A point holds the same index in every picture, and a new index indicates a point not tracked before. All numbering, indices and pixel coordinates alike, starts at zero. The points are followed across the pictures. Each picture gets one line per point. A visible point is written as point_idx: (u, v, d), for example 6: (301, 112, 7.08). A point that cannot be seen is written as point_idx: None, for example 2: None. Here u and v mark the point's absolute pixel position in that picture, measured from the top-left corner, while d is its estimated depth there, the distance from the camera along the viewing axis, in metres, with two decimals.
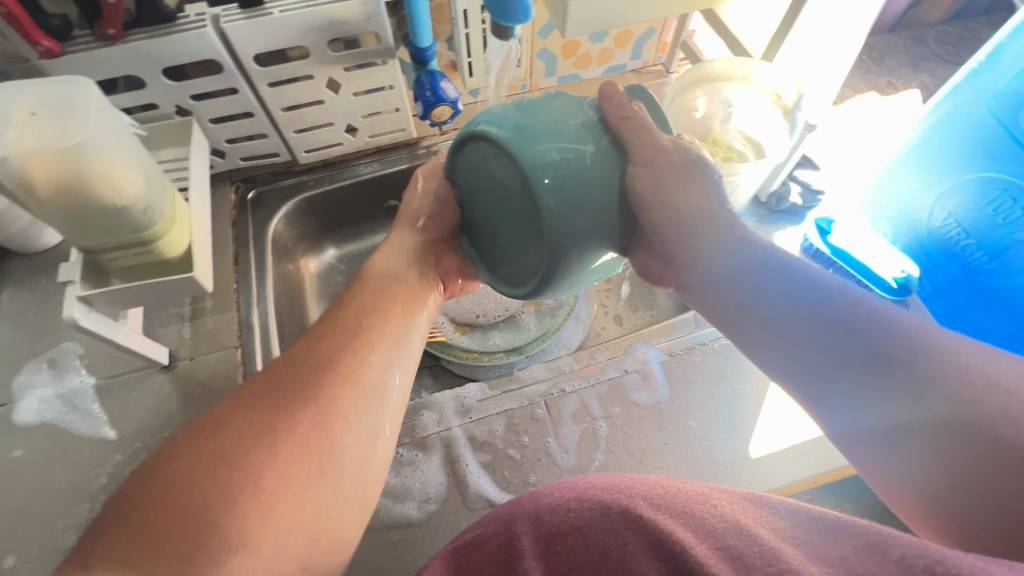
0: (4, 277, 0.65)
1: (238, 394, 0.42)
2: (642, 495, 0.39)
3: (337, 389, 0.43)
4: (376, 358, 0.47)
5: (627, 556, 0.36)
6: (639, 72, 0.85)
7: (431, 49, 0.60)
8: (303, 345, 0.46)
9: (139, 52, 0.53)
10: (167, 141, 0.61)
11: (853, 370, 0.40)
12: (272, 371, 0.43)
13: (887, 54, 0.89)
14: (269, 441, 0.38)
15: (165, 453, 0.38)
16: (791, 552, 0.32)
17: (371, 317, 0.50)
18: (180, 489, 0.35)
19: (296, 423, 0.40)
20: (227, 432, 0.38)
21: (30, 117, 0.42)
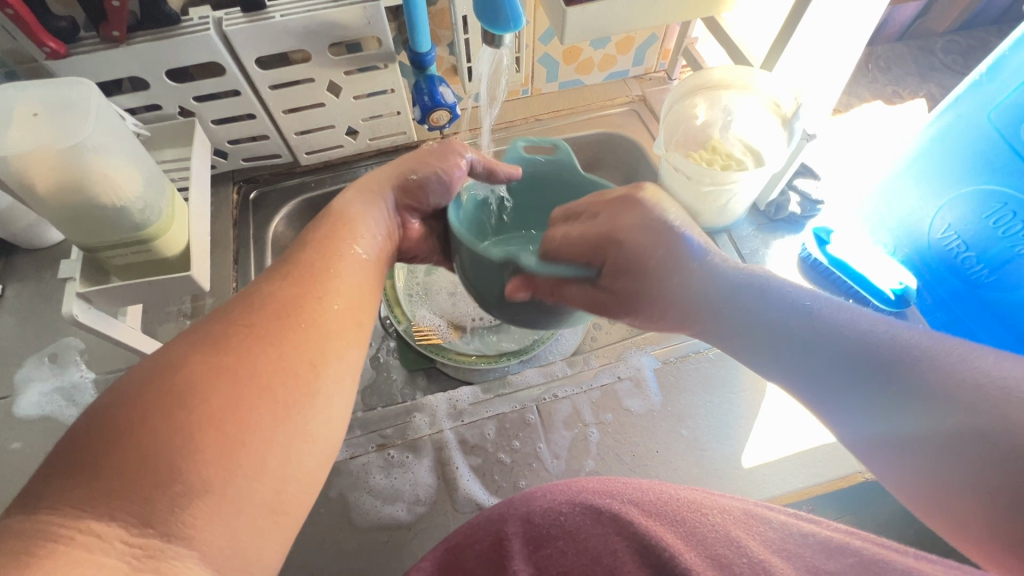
0: (10, 272, 0.66)
1: (194, 334, 0.38)
2: (634, 500, 0.41)
3: (302, 335, 0.39)
4: (341, 308, 0.43)
5: (616, 561, 0.37)
6: (642, 78, 0.85)
7: (430, 54, 0.60)
8: (265, 287, 0.42)
9: (143, 54, 0.54)
10: (170, 141, 0.62)
11: (860, 384, 0.39)
12: (233, 315, 0.39)
13: (894, 63, 0.88)
14: (228, 389, 0.34)
15: (110, 395, 0.33)
16: (779, 566, 0.34)
17: (340, 261, 0.46)
18: (128, 435, 0.31)
19: (258, 369, 0.36)
20: (183, 375, 0.34)
21: (32, 118, 0.43)
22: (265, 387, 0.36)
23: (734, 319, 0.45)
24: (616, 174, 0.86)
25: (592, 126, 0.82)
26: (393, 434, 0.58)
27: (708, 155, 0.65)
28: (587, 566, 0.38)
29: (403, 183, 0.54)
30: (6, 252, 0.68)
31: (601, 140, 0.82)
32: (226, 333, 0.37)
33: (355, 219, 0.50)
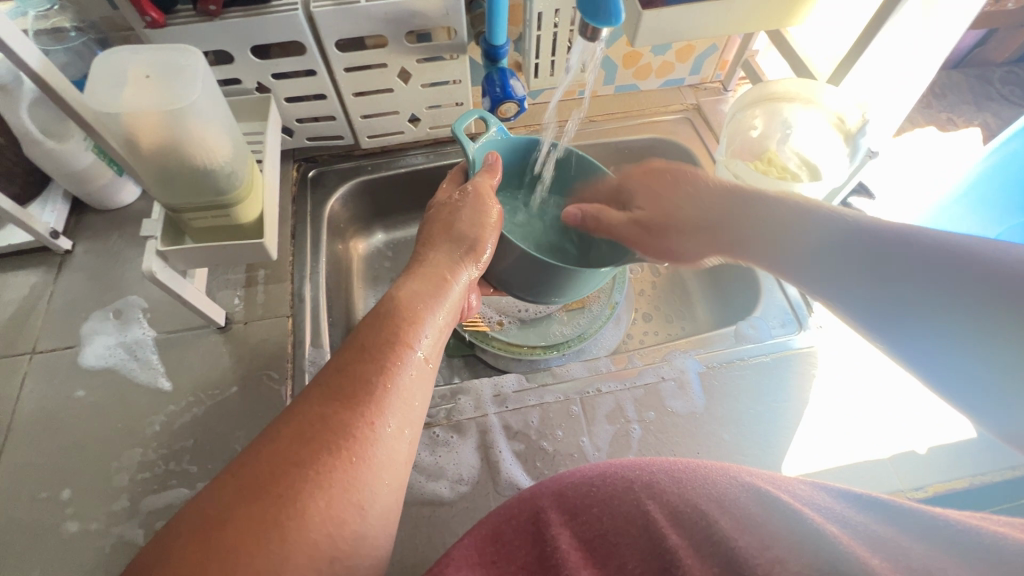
0: (80, 229, 0.69)
1: (238, 469, 0.35)
2: (664, 470, 0.42)
3: (350, 470, 0.35)
4: (394, 416, 0.39)
5: (650, 525, 0.38)
6: (696, 87, 0.86)
7: (503, 48, 0.62)
8: (307, 406, 0.38)
9: (233, 29, 0.57)
10: (244, 114, 0.65)
11: (897, 309, 0.42)
12: (276, 444, 0.35)
13: (950, 89, 0.87)
14: (277, 548, 0.32)
15: (157, 547, 0.32)
16: (813, 517, 0.35)
17: (395, 370, 0.41)
18: (174, 565, 0.30)
19: (308, 521, 0.33)
20: (230, 532, 0.31)
21: (143, 79, 0.46)
22: (307, 535, 0.33)
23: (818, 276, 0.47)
24: None
25: (644, 131, 0.82)
26: (438, 413, 0.59)
27: (764, 166, 0.66)
28: (627, 531, 0.38)
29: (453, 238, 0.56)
30: (78, 210, 0.71)
31: (652, 145, 0.83)
32: (271, 470, 0.34)
33: (421, 314, 0.47)
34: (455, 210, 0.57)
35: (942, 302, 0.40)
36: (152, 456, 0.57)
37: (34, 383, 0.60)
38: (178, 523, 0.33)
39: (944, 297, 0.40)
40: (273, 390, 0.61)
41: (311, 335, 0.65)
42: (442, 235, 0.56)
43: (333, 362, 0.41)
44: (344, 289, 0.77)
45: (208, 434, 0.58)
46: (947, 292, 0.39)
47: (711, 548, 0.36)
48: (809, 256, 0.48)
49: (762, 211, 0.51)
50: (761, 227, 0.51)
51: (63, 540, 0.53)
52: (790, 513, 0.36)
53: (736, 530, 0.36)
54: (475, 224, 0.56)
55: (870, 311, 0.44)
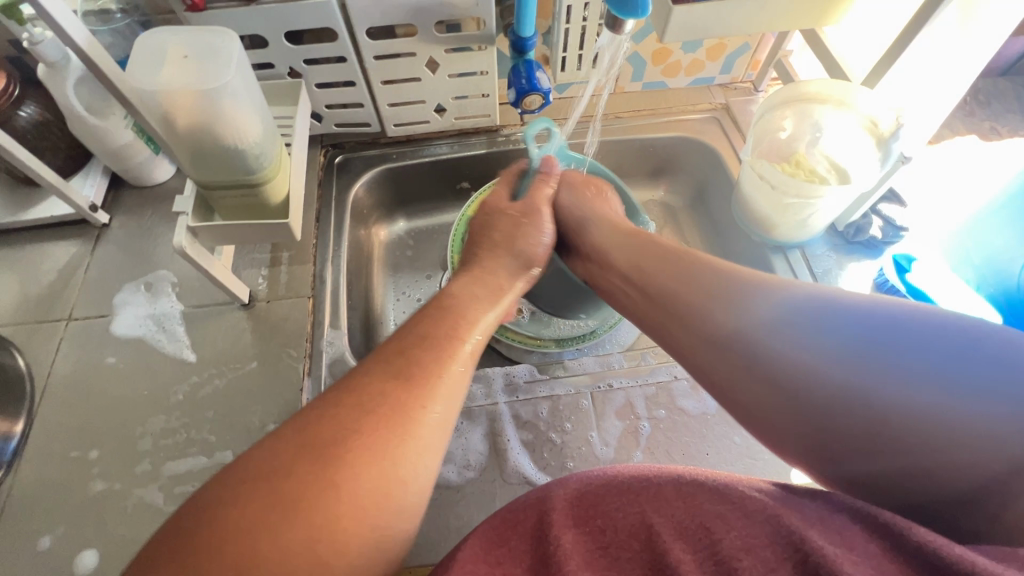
0: (118, 203, 0.72)
1: (303, 426, 0.36)
2: (670, 482, 0.39)
3: (400, 445, 0.36)
4: (441, 402, 0.40)
5: (652, 538, 0.36)
6: (726, 87, 0.85)
7: (531, 39, 0.62)
8: (368, 380, 0.39)
9: (269, 14, 0.58)
10: (275, 98, 0.67)
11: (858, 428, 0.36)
12: (338, 410, 0.36)
13: (994, 98, 0.84)
14: (329, 506, 0.32)
15: (220, 487, 0.33)
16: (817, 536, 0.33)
17: (448, 360, 0.42)
18: (216, 511, 0.31)
19: (359, 486, 0.33)
20: (292, 483, 0.32)
21: (182, 59, 0.48)
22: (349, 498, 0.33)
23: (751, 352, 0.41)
24: (687, 181, 0.86)
25: (670, 129, 0.82)
26: None
27: (791, 169, 0.64)
28: (629, 543, 0.36)
29: (514, 247, 0.59)
30: (115, 186, 0.74)
31: (678, 144, 0.82)
32: (331, 435, 0.35)
33: (475, 313, 0.48)
34: (518, 225, 0.60)
35: (918, 382, 0.35)
36: (173, 424, 0.59)
37: (68, 349, 0.63)
38: (238, 470, 0.34)
39: (907, 375, 0.35)
40: (291, 367, 0.62)
41: (330, 317, 0.66)
42: (502, 249, 0.58)
43: (392, 345, 0.42)
44: (364, 274, 0.78)
45: (228, 406, 0.60)
46: (910, 366, 0.35)
47: (716, 566, 0.33)
48: (746, 351, 0.42)
49: (703, 284, 0.46)
50: (696, 302, 0.46)
51: (88, 498, 0.56)
52: (796, 530, 0.33)
53: (742, 550, 0.33)
54: (534, 242, 0.60)
55: (816, 434, 0.39)
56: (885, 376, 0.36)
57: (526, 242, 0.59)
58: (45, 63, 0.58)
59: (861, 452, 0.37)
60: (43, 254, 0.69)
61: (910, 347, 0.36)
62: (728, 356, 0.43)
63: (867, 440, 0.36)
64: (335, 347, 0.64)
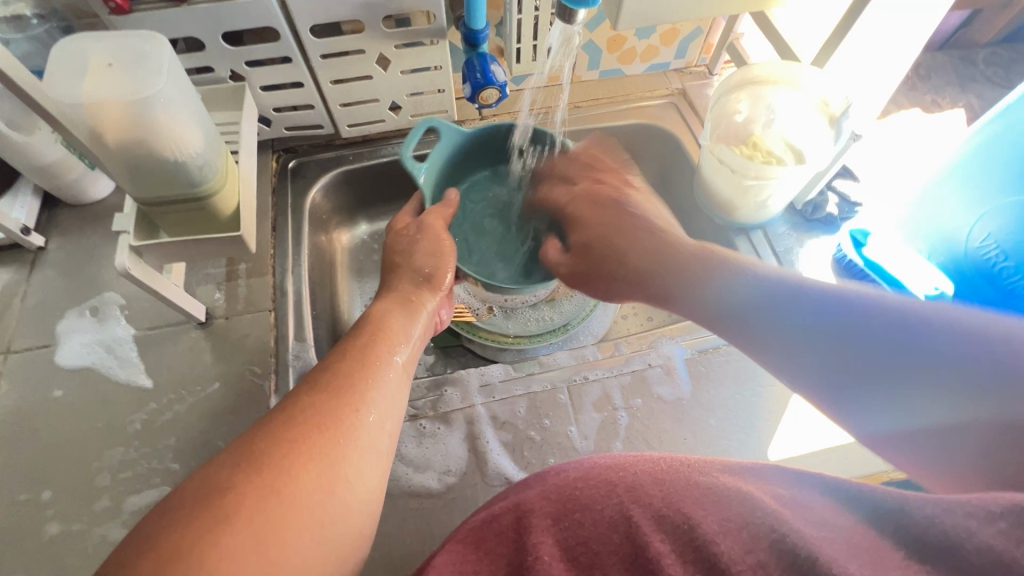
0: (54, 224, 0.68)
1: (239, 446, 0.37)
2: (645, 472, 0.38)
3: (335, 448, 0.38)
4: (375, 411, 0.43)
5: (632, 528, 0.35)
6: (682, 71, 0.85)
7: (483, 32, 0.61)
8: (297, 399, 0.41)
9: (203, 14, 0.55)
10: (219, 104, 0.63)
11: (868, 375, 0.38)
12: (287, 423, 0.38)
13: (935, 71, 0.87)
14: (273, 505, 0.33)
15: (160, 513, 0.32)
16: (789, 518, 0.32)
17: (374, 370, 0.45)
18: (148, 541, 0.31)
19: (301, 488, 0.35)
20: (232, 498, 0.33)
21: (107, 68, 0.44)
22: (291, 502, 0.34)
23: (765, 313, 0.43)
24: (649, 168, 0.86)
25: (628, 116, 0.81)
26: (425, 405, 0.59)
27: (749, 151, 0.65)
28: (610, 537, 0.35)
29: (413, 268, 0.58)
30: (50, 206, 0.69)
31: (638, 131, 0.82)
32: (275, 446, 0.36)
33: (394, 327, 0.51)
34: (415, 242, 0.59)
35: (903, 346, 0.37)
36: (133, 455, 0.56)
37: (9, 385, 0.59)
38: (168, 504, 0.33)
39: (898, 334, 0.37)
40: (256, 385, 0.60)
41: (294, 329, 0.64)
42: (405, 268, 0.58)
43: (314, 376, 0.43)
44: (329, 282, 0.75)
45: (191, 432, 0.57)
46: (890, 319, 0.38)
47: (696, 553, 0.32)
48: (748, 309, 0.44)
49: (707, 258, 0.49)
50: (699, 273, 0.48)
51: (44, 542, 0.52)
52: (772, 513, 0.32)
53: (720, 531, 0.33)
54: (432, 256, 0.59)
55: (825, 385, 0.40)
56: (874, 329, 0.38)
57: (425, 257, 0.58)
58: None
59: (865, 397, 0.39)
60: None
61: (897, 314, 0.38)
62: (743, 315, 0.45)
63: (874, 391, 0.38)
64: (301, 361, 0.62)
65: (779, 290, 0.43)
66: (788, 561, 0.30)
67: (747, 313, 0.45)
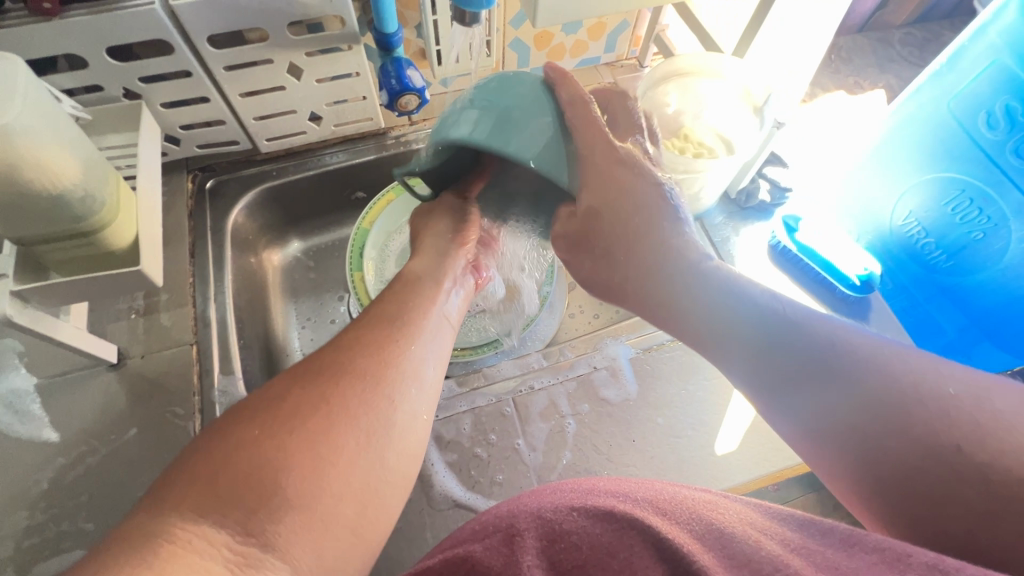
0: None
1: (305, 367, 0.39)
2: (647, 501, 0.34)
3: (384, 381, 0.40)
4: (420, 351, 0.44)
5: (631, 561, 0.31)
6: (613, 65, 0.84)
7: (396, 35, 0.58)
8: (360, 331, 0.43)
9: (81, 29, 0.50)
10: (114, 126, 0.58)
11: (797, 373, 0.40)
12: (334, 363, 0.39)
13: (855, 54, 0.90)
14: (322, 419, 0.36)
15: (225, 422, 0.35)
16: (796, 560, 0.29)
17: (422, 313, 0.48)
18: (216, 444, 0.34)
19: (351, 402, 0.37)
20: (292, 405, 0.36)
21: None
22: (339, 430, 0.36)
23: (709, 308, 0.45)
24: None
25: None
26: None
27: (680, 143, 0.65)
28: (605, 562, 0.31)
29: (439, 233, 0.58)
30: None
31: None
32: (329, 368, 0.39)
33: (430, 275, 0.53)
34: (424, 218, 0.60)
35: (825, 353, 0.39)
36: (41, 519, 0.51)
37: None
38: (232, 414, 0.36)
39: (826, 344, 0.40)
40: (179, 428, 0.55)
41: (220, 362, 0.59)
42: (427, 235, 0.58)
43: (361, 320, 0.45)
44: (260, 306, 0.71)
45: (107, 486, 0.52)
46: (821, 333, 0.40)
47: None
48: (693, 302, 0.46)
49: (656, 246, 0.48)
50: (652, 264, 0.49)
51: None
52: (777, 555, 0.29)
53: (719, 566, 0.29)
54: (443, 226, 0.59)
55: (756, 376, 0.43)
56: (807, 336, 0.40)
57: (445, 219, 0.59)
58: None
59: (788, 393, 0.41)
60: None
61: (828, 330, 0.40)
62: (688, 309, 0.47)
63: (798, 388, 0.40)
64: (229, 396, 0.58)
65: (723, 290, 0.45)
66: None
67: (691, 305, 0.47)
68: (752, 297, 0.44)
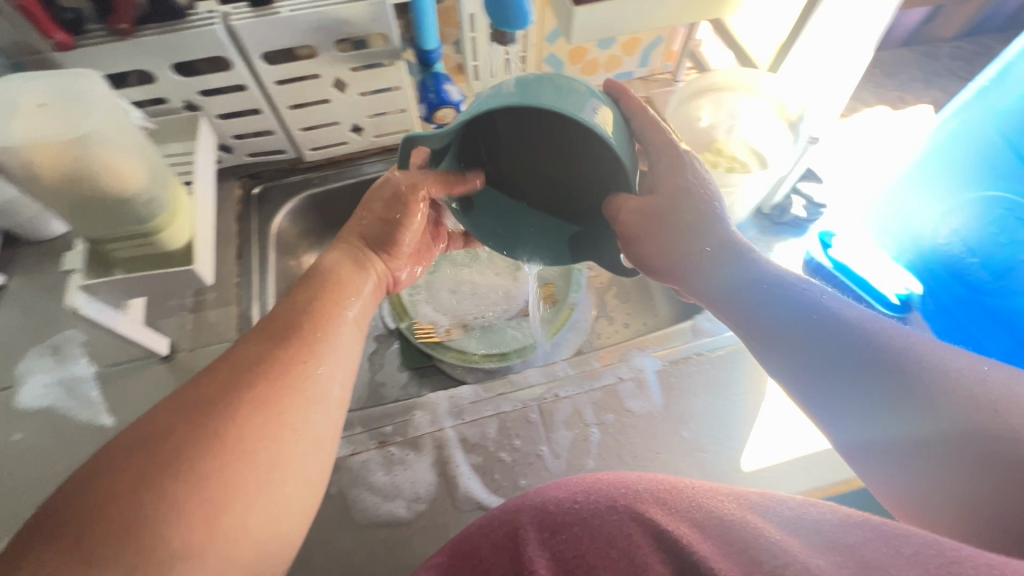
0: (13, 264, 0.66)
1: (191, 393, 0.36)
2: (649, 490, 0.37)
3: (281, 406, 0.37)
4: (328, 370, 0.41)
5: (633, 546, 0.34)
6: (646, 79, 0.85)
7: (436, 52, 0.61)
8: (251, 348, 0.40)
9: (150, 48, 0.54)
10: (175, 134, 0.63)
11: (854, 381, 0.39)
12: (219, 381, 0.37)
13: (899, 68, 0.88)
14: (213, 456, 0.33)
15: (94, 460, 0.32)
16: (790, 539, 0.31)
17: (330, 322, 0.44)
18: (80, 491, 0.31)
19: (244, 434, 0.35)
20: (171, 445, 0.33)
21: (38, 108, 0.44)
22: (230, 467, 0.33)
23: (756, 308, 0.45)
24: None
25: None
26: (393, 430, 0.58)
27: (713, 157, 0.66)
28: (606, 553, 0.34)
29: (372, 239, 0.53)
30: (9, 244, 0.68)
31: None
32: (221, 396, 0.36)
33: (347, 281, 0.48)
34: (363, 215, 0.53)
35: (886, 364, 0.39)
36: None
37: None
38: (103, 453, 0.33)
39: (887, 356, 0.39)
40: None
41: None
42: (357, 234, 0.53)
43: (265, 323, 0.43)
44: None
45: None
46: (882, 344, 0.39)
47: None
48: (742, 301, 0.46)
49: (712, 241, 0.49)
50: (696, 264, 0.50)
51: None
52: (772, 537, 0.31)
53: (717, 553, 0.31)
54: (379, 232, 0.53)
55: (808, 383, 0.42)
56: (865, 344, 0.40)
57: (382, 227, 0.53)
58: None
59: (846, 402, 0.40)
60: None
61: (890, 339, 0.40)
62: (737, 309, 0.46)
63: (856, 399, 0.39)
64: None
65: (772, 292, 0.45)
66: None
67: (739, 304, 0.46)
68: (804, 301, 0.43)
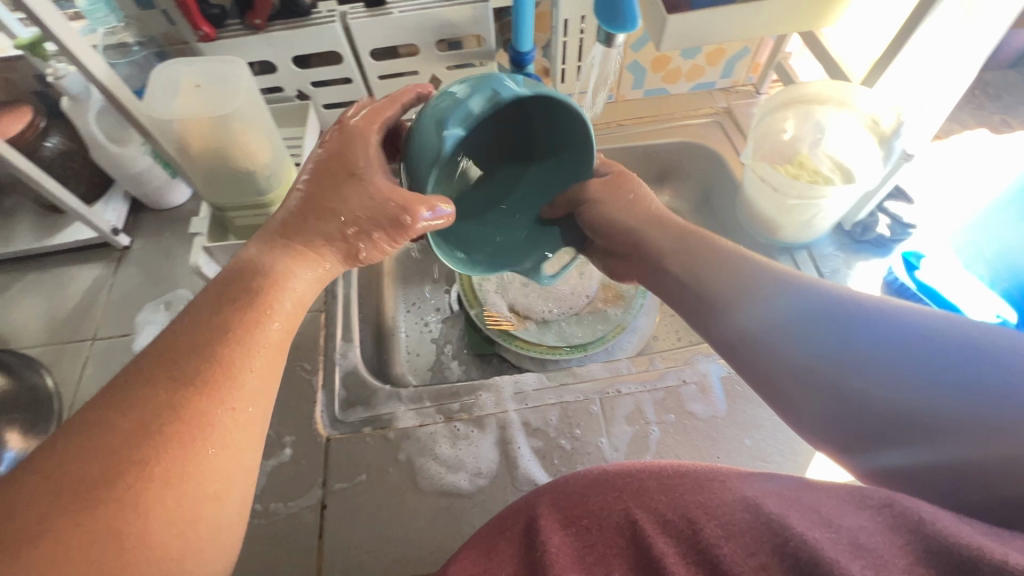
0: (138, 228, 0.75)
1: (72, 456, 0.31)
2: (651, 473, 0.38)
3: (201, 457, 0.33)
4: (252, 404, 0.37)
5: (635, 531, 0.35)
6: (728, 90, 0.85)
7: (530, 54, 0.63)
8: (148, 391, 0.34)
9: (277, 41, 0.61)
10: (286, 121, 0.70)
11: (896, 423, 0.34)
12: (100, 434, 0.31)
13: (1005, 90, 0.83)
14: (123, 530, 0.30)
15: None
16: (795, 517, 0.32)
17: (255, 346, 0.38)
18: None
19: (157, 501, 0.31)
20: (60, 529, 0.29)
21: (194, 88, 0.51)
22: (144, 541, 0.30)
23: (773, 347, 0.40)
24: (693, 185, 0.86)
25: (674, 134, 0.82)
26: (459, 407, 0.61)
27: (795, 169, 0.65)
28: (614, 541, 0.35)
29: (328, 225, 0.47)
30: (136, 210, 0.76)
31: (683, 148, 0.82)
32: (118, 459, 0.31)
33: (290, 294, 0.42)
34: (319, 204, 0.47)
35: (922, 394, 0.33)
36: None
37: (93, 368, 0.65)
38: None
39: (933, 391, 0.33)
40: (304, 380, 0.63)
41: (342, 330, 0.67)
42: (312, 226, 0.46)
43: (166, 337, 0.37)
44: None
45: None
46: (924, 371, 0.33)
47: (698, 556, 0.32)
48: (760, 342, 0.41)
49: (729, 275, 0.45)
50: (719, 296, 0.44)
51: None
52: (775, 515, 0.32)
53: (721, 537, 0.32)
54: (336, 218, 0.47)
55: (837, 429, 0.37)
56: (902, 375, 0.34)
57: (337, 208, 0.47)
58: (69, 96, 0.62)
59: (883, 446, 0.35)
60: (69, 278, 0.72)
61: (930, 361, 0.34)
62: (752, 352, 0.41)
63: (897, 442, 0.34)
64: (347, 359, 0.65)
65: (792, 328, 0.39)
66: (792, 565, 0.30)
67: (753, 344, 0.41)
68: (837, 331, 0.37)
